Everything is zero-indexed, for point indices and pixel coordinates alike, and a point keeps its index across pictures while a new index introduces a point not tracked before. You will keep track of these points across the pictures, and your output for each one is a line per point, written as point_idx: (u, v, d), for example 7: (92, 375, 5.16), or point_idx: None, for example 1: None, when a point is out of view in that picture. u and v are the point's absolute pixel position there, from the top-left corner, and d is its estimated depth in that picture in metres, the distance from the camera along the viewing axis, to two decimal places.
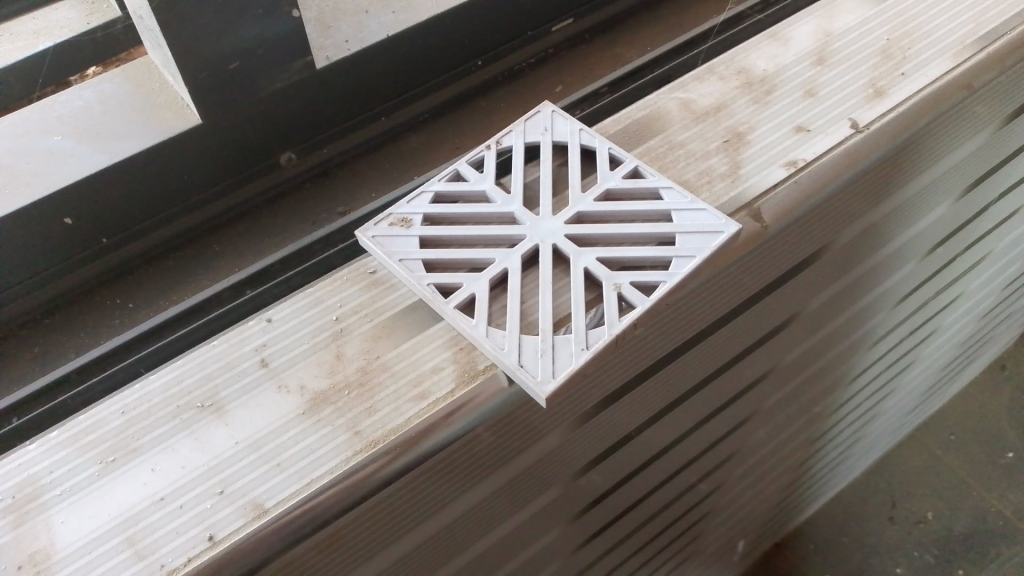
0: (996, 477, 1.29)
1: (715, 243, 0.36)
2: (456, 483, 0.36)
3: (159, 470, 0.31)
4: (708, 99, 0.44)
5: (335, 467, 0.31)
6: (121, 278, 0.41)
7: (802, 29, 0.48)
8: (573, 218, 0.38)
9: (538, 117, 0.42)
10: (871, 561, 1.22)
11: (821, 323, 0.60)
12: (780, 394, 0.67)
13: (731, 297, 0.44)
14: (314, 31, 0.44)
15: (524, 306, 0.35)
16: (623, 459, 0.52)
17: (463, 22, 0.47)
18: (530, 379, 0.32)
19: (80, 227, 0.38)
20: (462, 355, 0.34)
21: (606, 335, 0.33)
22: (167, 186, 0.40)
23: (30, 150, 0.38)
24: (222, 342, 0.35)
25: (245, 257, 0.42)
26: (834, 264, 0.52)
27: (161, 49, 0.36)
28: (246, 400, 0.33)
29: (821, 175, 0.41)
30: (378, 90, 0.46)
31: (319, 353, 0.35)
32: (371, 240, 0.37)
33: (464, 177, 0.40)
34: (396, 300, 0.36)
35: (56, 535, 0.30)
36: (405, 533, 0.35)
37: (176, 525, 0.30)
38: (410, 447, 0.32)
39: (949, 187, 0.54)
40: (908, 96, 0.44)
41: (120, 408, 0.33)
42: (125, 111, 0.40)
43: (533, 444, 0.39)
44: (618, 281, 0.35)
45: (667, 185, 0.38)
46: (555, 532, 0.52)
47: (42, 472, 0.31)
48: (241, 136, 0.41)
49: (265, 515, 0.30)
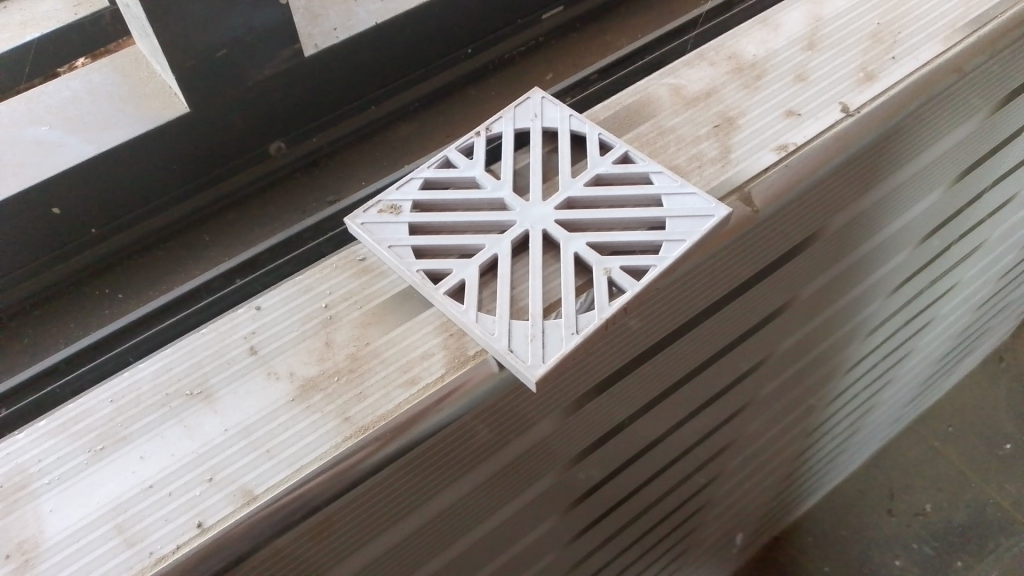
0: (994, 468, 1.29)
1: (705, 227, 0.36)
2: (447, 470, 0.36)
3: (148, 458, 0.31)
4: (699, 85, 0.44)
5: (324, 453, 0.31)
6: (111, 269, 0.41)
7: (793, 14, 0.48)
8: (563, 203, 0.38)
9: (528, 103, 0.42)
10: (869, 553, 1.22)
11: (815, 311, 0.60)
12: (776, 383, 0.67)
13: (723, 283, 0.44)
14: (302, 20, 0.44)
15: (515, 291, 0.35)
16: (617, 448, 0.51)
17: (452, 9, 0.47)
18: (519, 363, 0.32)
19: (70, 218, 0.38)
20: (452, 340, 0.34)
21: (596, 319, 0.33)
22: (155, 175, 0.40)
23: (17, 140, 0.38)
24: (212, 330, 0.35)
25: (235, 247, 0.42)
26: (827, 250, 0.52)
27: (148, 39, 0.36)
28: (235, 387, 0.33)
29: (812, 158, 0.41)
30: (367, 78, 0.46)
31: (308, 341, 0.35)
32: (360, 227, 0.37)
33: (454, 164, 0.40)
34: (385, 287, 0.36)
35: (45, 524, 0.30)
36: (395, 521, 0.35)
37: (165, 513, 0.30)
38: (400, 433, 0.32)
39: (942, 172, 0.54)
40: (899, 79, 0.44)
41: (109, 397, 0.33)
42: (113, 100, 0.39)
43: (525, 431, 0.39)
44: (608, 265, 0.35)
45: (658, 169, 0.38)
46: (551, 522, 0.52)
47: (31, 461, 0.31)
48: (230, 126, 0.41)
49: (255, 502, 0.30)
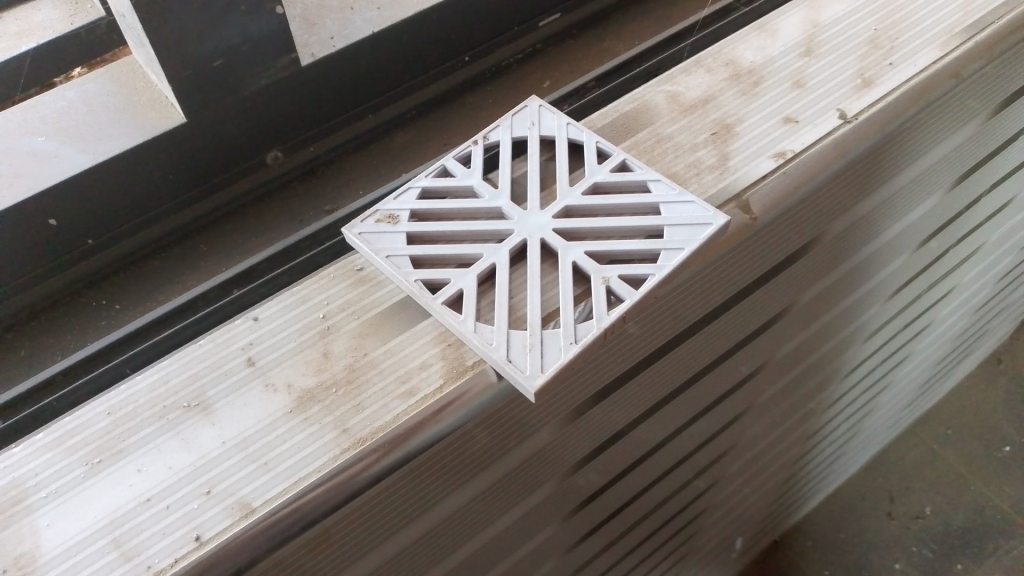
0: (994, 470, 1.29)
1: (704, 235, 0.36)
2: (446, 480, 0.36)
3: (146, 470, 0.31)
4: (697, 92, 0.44)
5: (323, 465, 0.31)
6: (109, 280, 0.41)
7: (790, 20, 0.48)
8: (561, 212, 0.37)
9: (525, 111, 0.42)
10: (869, 556, 1.22)
11: (813, 317, 0.60)
12: (775, 388, 0.67)
13: (721, 291, 0.44)
14: (299, 28, 0.44)
15: (513, 301, 0.35)
16: (617, 455, 0.51)
17: (449, 17, 0.47)
18: (518, 374, 0.32)
19: (66, 228, 0.38)
20: (450, 350, 0.34)
21: (594, 329, 0.33)
22: (151, 184, 0.40)
23: (13, 151, 0.38)
24: (208, 341, 0.35)
25: (233, 256, 0.42)
26: (825, 256, 0.52)
27: (144, 48, 0.36)
28: (232, 399, 0.33)
29: (811, 165, 0.41)
30: (364, 87, 0.46)
31: (306, 351, 0.35)
32: (358, 237, 0.37)
33: (452, 172, 0.40)
34: (383, 297, 0.36)
35: (42, 539, 0.29)
36: (394, 532, 0.35)
37: (163, 526, 0.29)
38: (399, 445, 0.32)
39: (940, 177, 0.54)
40: (897, 85, 0.43)
41: (106, 409, 0.33)
42: (109, 110, 0.39)
43: (524, 440, 0.39)
44: (606, 274, 0.35)
45: (656, 178, 0.38)
46: (550, 530, 0.52)
47: (28, 475, 0.31)
48: (227, 135, 0.41)
49: (253, 515, 0.30)
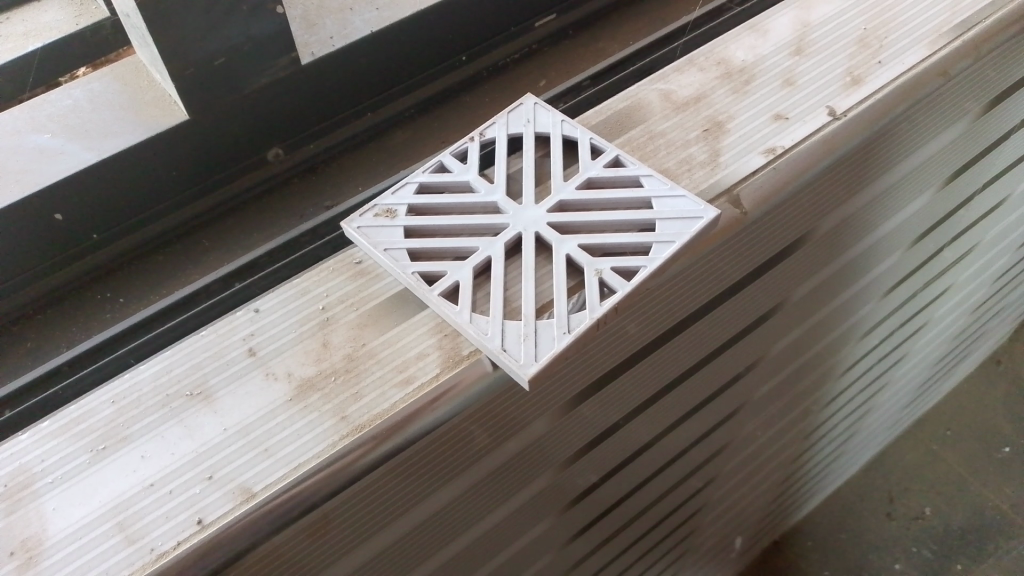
0: (992, 470, 1.30)
1: (694, 228, 0.37)
2: (443, 468, 0.36)
3: (150, 457, 0.32)
4: (689, 90, 0.45)
5: (322, 452, 0.32)
6: (112, 274, 0.42)
7: (780, 20, 0.49)
8: (555, 207, 0.38)
9: (521, 109, 0.43)
10: (869, 557, 1.23)
11: (807, 313, 0.61)
12: (771, 383, 0.68)
13: (713, 285, 0.45)
14: (299, 29, 0.44)
15: (508, 293, 0.36)
16: (612, 449, 0.52)
17: (446, 18, 0.48)
18: (513, 362, 0.33)
19: (71, 223, 0.39)
20: (447, 341, 0.35)
21: (587, 319, 0.34)
22: (154, 180, 0.41)
23: (20, 148, 0.39)
24: (210, 332, 0.36)
25: (235, 251, 0.43)
26: (818, 252, 0.53)
27: (149, 47, 0.37)
28: (234, 387, 0.34)
29: (800, 162, 0.42)
30: (362, 86, 0.47)
31: (306, 342, 0.35)
32: (357, 231, 0.38)
33: (449, 168, 0.41)
34: (381, 289, 0.37)
35: (48, 522, 0.30)
36: (392, 519, 0.36)
37: (165, 510, 0.30)
38: (396, 432, 0.32)
39: (931, 174, 0.55)
40: (885, 83, 0.44)
41: (111, 398, 0.34)
42: (114, 108, 0.40)
43: (519, 431, 0.40)
44: (599, 266, 0.36)
45: (648, 173, 0.39)
46: (548, 523, 0.53)
47: (34, 461, 0.32)
48: (229, 134, 0.42)
49: (253, 499, 0.30)
